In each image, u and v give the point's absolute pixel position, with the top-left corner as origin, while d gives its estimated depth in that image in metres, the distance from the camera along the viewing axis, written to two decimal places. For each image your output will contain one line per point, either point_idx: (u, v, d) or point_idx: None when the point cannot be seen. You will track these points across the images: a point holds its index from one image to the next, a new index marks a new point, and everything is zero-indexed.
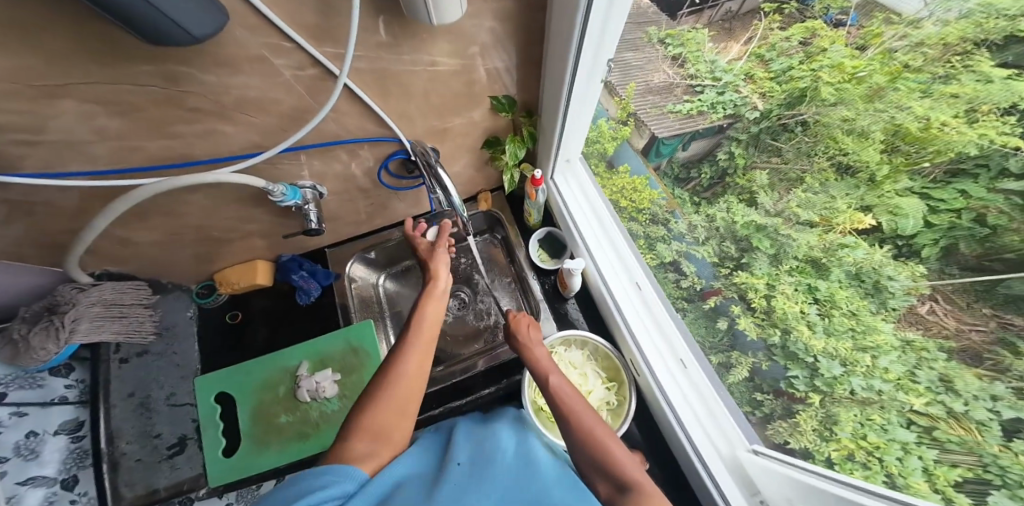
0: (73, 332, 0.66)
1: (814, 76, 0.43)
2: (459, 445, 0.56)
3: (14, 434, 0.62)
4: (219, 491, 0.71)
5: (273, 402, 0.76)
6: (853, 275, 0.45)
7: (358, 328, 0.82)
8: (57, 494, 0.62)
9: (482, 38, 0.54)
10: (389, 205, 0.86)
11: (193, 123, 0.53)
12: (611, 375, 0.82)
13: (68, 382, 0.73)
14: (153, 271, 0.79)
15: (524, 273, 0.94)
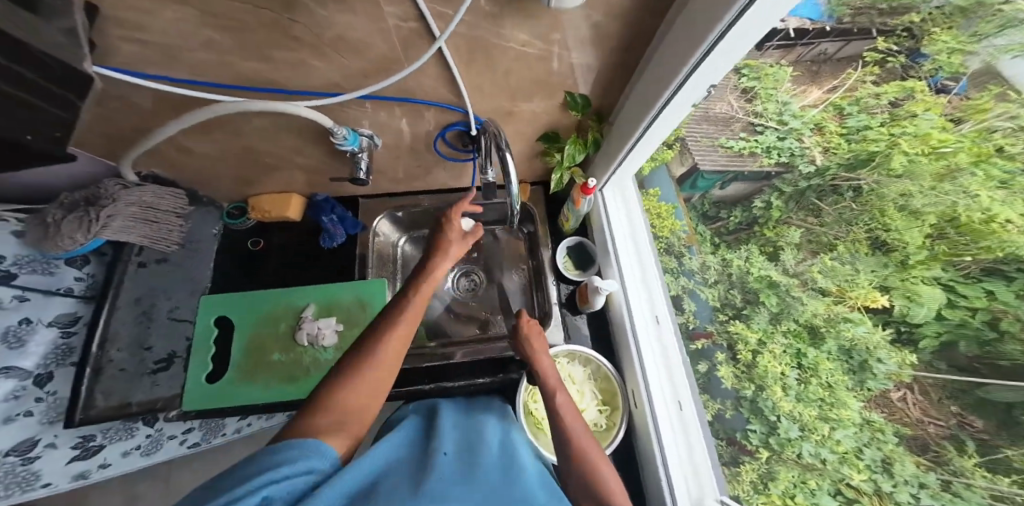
0: (99, 229, 0.59)
1: (893, 142, 0.54)
2: (443, 435, 0.51)
3: (8, 318, 0.55)
4: (190, 414, 0.67)
5: (270, 338, 0.72)
6: (844, 349, 0.56)
7: (370, 284, 0.77)
8: (26, 390, 0.56)
9: (590, 32, 0.48)
10: (432, 172, 0.81)
11: (290, 53, 0.47)
12: (605, 398, 0.72)
13: (79, 274, 0.66)
14: (193, 180, 0.73)
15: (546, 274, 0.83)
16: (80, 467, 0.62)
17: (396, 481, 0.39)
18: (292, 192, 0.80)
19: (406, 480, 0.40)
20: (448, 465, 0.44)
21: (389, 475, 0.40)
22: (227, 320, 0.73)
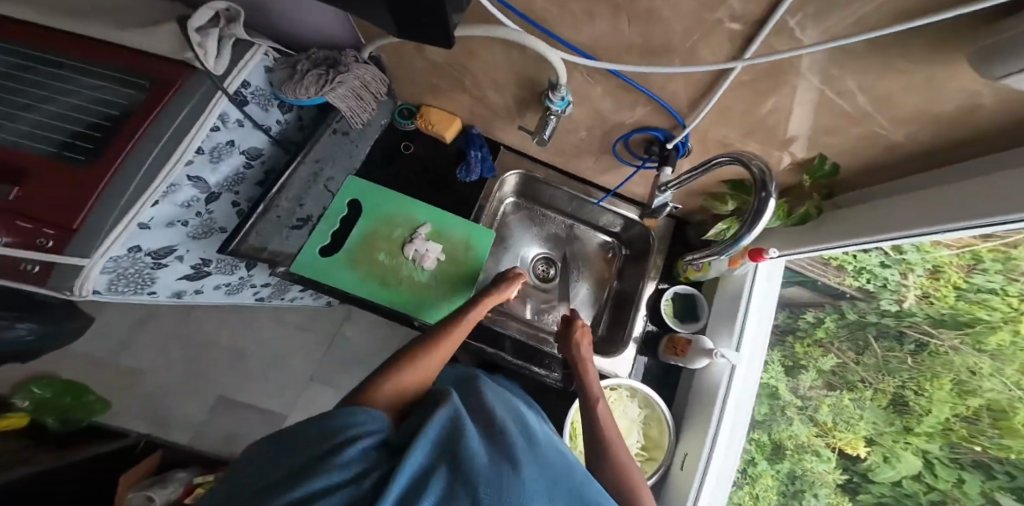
0: (329, 90, 0.57)
1: (996, 325, 0.54)
2: (516, 412, 0.40)
3: (222, 135, 0.55)
4: (292, 278, 0.65)
5: (386, 239, 0.72)
6: (791, 476, 0.67)
7: (483, 230, 0.78)
8: (197, 204, 0.55)
9: (927, 118, 0.39)
10: (594, 158, 0.76)
11: (585, 3, 0.40)
12: (648, 445, 0.72)
13: (281, 118, 0.65)
14: (399, 74, 0.70)
15: (637, 311, 0.78)
16: (189, 282, 0.64)
17: (479, 452, 0.28)
18: (457, 118, 0.77)
19: (492, 457, 0.28)
20: (537, 452, 0.32)
21: (476, 440, 0.30)
22: (355, 205, 0.73)
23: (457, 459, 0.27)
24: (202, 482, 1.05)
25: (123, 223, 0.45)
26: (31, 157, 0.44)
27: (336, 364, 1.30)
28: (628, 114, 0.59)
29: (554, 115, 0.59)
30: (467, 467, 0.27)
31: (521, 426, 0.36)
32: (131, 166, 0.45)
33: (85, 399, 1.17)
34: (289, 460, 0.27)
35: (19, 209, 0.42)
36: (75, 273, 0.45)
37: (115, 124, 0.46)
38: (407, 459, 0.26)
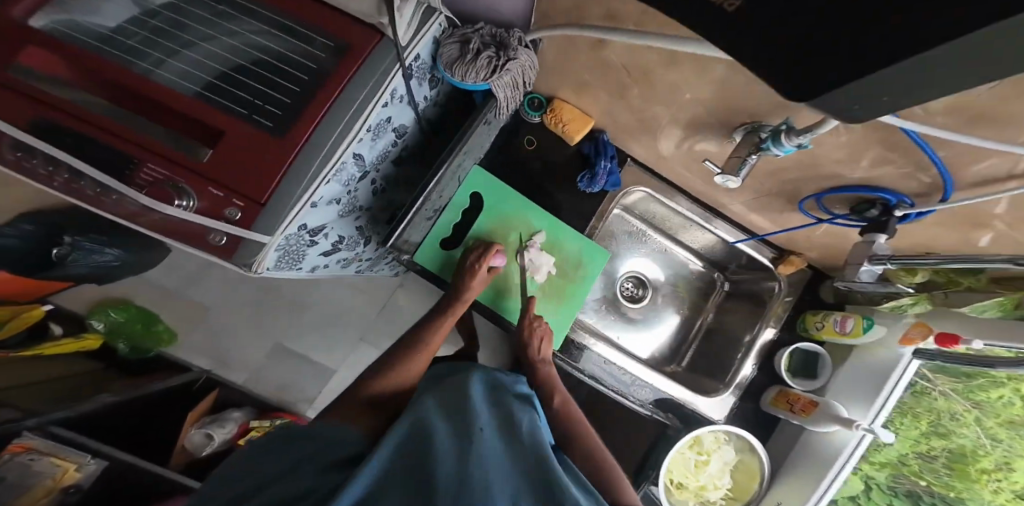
0: (496, 77, 0.55)
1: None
2: (481, 406, 0.50)
3: (386, 112, 0.53)
4: (415, 266, 0.72)
5: (503, 242, 0.74)
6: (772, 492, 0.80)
7: (596, 250, 0.77)
8: (352, 181, 0.57)
9: None
10: (741, 200, 0.68)
11: None
12: (737, 493, 0.87)
13: (428, 94, 0.65)
14: (553, 67, 0.63)
15: (746, 363, 0.85)
16: (325, 258, 0.69)
17: (424, 479, 0.39)
18: (592, 120, 0.72)
19: (432, 481, 0.39)
20: (485, 446, 0.43)
21: (405, 485, 0.40)
22: (477, 200, 0.75)
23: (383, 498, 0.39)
24: (256, 426, 1.12)
25: (304, 197, 0.47)
26: (228, 125, 0.45)
27: (386, 328, 1.30)
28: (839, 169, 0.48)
29: (755, 156, 0.47)
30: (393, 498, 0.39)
31: (481, 425, 0.46)
32: (313, 146, 0.45)
33: (155, 328, 1.24)
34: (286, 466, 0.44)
35: (214, 175, 0.45)
36: (257, 248, 0.48)
37: (304, 99, 0.46)
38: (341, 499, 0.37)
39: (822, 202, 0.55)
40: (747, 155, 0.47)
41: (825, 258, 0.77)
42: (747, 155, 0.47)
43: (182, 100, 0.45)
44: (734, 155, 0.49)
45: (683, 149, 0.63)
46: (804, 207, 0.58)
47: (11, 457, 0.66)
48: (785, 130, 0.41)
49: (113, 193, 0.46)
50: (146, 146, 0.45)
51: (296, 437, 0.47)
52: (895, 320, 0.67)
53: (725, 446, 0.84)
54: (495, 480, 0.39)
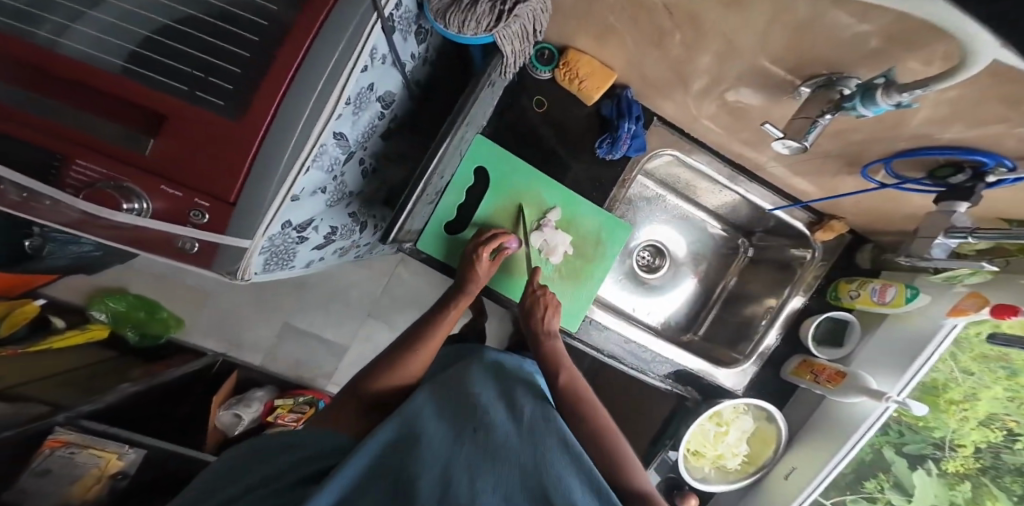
0: (502, 26, 0.45)
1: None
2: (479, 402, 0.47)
3: (366, 78, 0.43)
4: (419, 254, 0.67)
5: (513, 222, 0.68)
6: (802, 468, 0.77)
7: (617, 225, 0.71)
8: (334, 164, 0.50)
9: None
10: (786, 158, 0.61)
11: None
12: (754, 458, 0.87)
13: (414, 51, 0.54)
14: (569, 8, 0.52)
15: (772, 330, 0.80)
16: (318, 251, 0.64)
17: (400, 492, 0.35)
18: (613, 75, 0.62)
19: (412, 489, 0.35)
20: (476, 449, 0.39)
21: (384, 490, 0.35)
22: (483, 176, 0.68)
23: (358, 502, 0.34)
24: (281, 404, 1.10)
25: (280, 195, 0.40)
26: (168, 108, 0.35)
27: (392, 304, 1.27)
28: (913, 126, 0.42)
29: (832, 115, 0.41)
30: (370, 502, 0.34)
31: (474, 425, 0.42)
32: (283, 131, 0.36)
33: (158, 316, 1.17)
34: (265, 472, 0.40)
35: (165, 172, 0.37)
36: (238, 255, 0.43)
37: (262, 68, 0.35)
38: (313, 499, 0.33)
39: (892, 167, 0.50)
40: (821, 115, 0.41)
41: (870, 222, 0.70)
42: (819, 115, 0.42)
43: (99, 76, 0.34)
44: (805, 116, 0.44)
45: (722, 103, 0.54)
46: (868, 172, 0.53)
47: (51, 451, 0.72)
48: (881, 87, 0.34)
49: (46, 199, 0.38)
50: (71, 140, 0.36)
51: (277, 445, 0.44)
52: (944, 291, 0.63)
53: (744, 416, 0.84)
54: (482, 487, 0.34)
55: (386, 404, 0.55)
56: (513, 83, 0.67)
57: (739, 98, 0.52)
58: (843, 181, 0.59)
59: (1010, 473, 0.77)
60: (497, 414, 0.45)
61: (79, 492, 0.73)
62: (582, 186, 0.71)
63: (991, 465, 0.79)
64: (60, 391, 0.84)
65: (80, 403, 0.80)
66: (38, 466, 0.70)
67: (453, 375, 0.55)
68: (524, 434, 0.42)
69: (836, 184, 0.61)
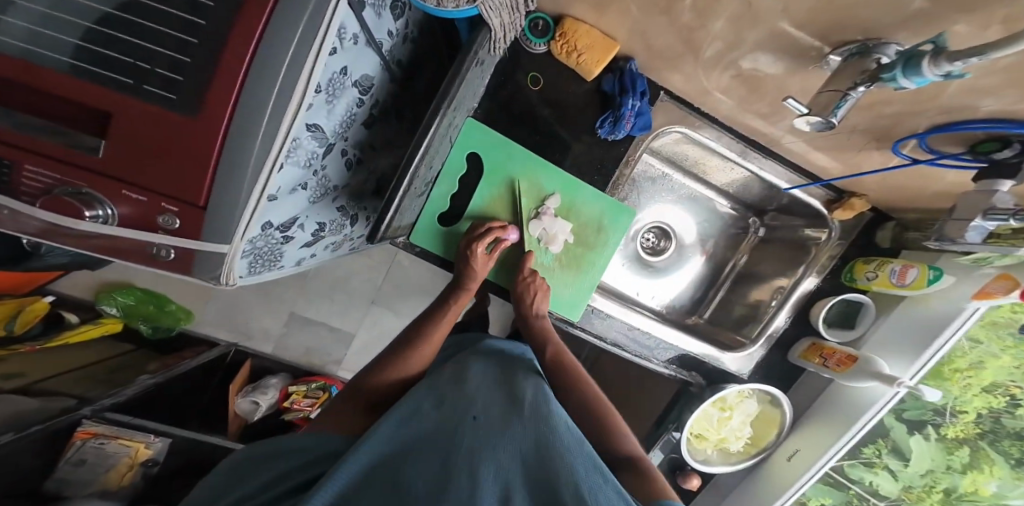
0: None
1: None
2: (477, 390, 0.44)
3: (337, 61, 0.39)
4: (412, 248, 0.65)
5: (509, 212, 0.65)
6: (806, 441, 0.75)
7: (620, 210, 0.68)
8: (314, 159, 0.47)
9: None
10: (804, 133, 0.56)
11: None
12: (757, 439, 0.87)
13: (392, 29, 0.50)
14: None
15: (781, 312, 0.77)
16: (309, 248, 0.63)
17: (401, 485, 0.31)
18: (616, 46, 0.56)
19: (416, 480, 0.32)
20: (479, 435, 0.37)
21: (387, 482, 0.32)
22: (476, 162, 0.64)
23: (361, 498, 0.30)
24: (294, 391, 1.10)
25: (253, 198, 0.37)
26: (116, 106, 0.32)
27: (395, 290, 1.26)
28: (952, 99, 0.37)
29: (865, 87, 0.37)
30: (375, 496, 0.30)
31: (475, 413, 0.40)
32: (248, 126, 0.33)
33: (167, 308, 1.15)
34: (250, 486, 0.34)
35: (123, 176, 0.34)
36: (217, 261, 0.41)
37: (213, 56, 0.31)
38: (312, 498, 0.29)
39: (926, 142, 0.46)
40: (853, 87, 0.38)
41: (895, 199, 0.65)
42: (850, 88, 0.38)
43: (32, 72, 0.30)
44: (834, 89, 0.40)
45: (736, 72, 0.49)
46: (900, 148, 0.49)
47: (82, 443, 0.72)
48: (929, 55, 0.30)
49: (5, 208, 0.36)
50: (17, 145, 0.33)
51: (261, 453, 0.37)
52: (967, 274, 0.60)
53: (749, 400, 0.83)
54: (488, 471, 0.32)
55: (386, 403, 0.50)
56: (505, 59, 0.62)
57: (754, 67, 0.47)
58: (868, 157, 0.55)
59: (1008, 437, 0.82)
60: (497, 402, 0.42)
61: (114, 478, 0.76)
62: (582, 169, 0.67)
63: (990, 430, 0.83)
64: (81, 387, 0.85)
65: (101, 397, 0.81)
66: (73, 456, 0.71)
67: (452, 367, 0.51)
68: (527, 419, 0.40)
69: (860, 161, 0.56)
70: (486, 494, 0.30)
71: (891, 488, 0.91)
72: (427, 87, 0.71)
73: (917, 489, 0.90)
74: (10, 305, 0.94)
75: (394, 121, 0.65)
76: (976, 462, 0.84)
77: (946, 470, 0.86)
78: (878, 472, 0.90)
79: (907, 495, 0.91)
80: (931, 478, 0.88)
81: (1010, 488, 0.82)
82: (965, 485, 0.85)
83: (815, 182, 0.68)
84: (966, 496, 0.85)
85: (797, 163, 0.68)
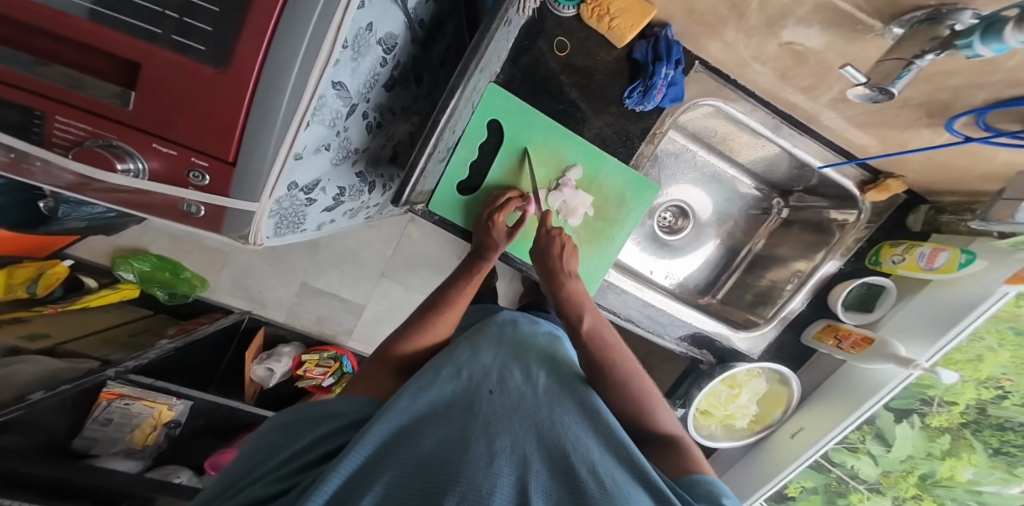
0: None
1: None
2: (492, 364, 0.45)
3: (364, 16, 0.38)
4: (430, 215, 0.64)
5: (530, 181, 0.64)
6: None
7: (642, 185, 0.66)
8: (337, 120, 0.46)
9: None
10: (847, 107, 0.54)
11: None
12: (760, 417, 0.89)
13: None
14: None
15: (799, 294, 0.76)
16: (329, 213, 0.63)
17: (421, 447, 0.31)
18: (652, 10, 0.54)
19: (437, 446, 0.31)
20: (495, 409, 0.37)
21: (410, 446, 0.31)
22: (497, 130, 0.62)
23: (386, 461, 0.30)
24: (308, 359, 1.13)
25: (281, 155, 0.37)
26: (139, 56, 0.30)
27: (404, 264, 1.26)
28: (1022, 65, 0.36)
29: (933, 54, 0.36)
30: (398, 461, 0.30)
31: (490, 387, 0.41)
32: (277, 78, 0.32)
33: (182, 275, 1.14)
34: (284, 451, 0.34)
35: (155, 130, 0.34)
36: (247, 218, 0.41)
37: (241, 3, 0.30)
38: (339, 465, 0.28)
39: (984, 120, 0.45)
40: (919, 54, 0.37)
41: (936, 182, 0.62)
42: (916, 56, 0.37)
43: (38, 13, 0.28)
44: (897, 57, 0.39)
45: (780, 39, 0.47)
46: (956, 126, 0.48)
47: (108, 403, 0.73)
48: (1012, 20, 0.29)
49: (35, 161, 0.35)
50: (41, 93, 0.31)
51: (289, 418, 0.38)
52: (1003, 259, 0.58)
53: (757, 379, 0.83)
54: (506, 440, 0.32)
55: (415, 366, 0.52)
56: (530, 21, 0.58)
57: (798, 39, 0.46)
58: (914, 135, 0.52)
59: (989, 428, 0.82)
60: (512, 376, 0.43)
61: (138, 438, 0.77)
62: (608, 141, 0.65)
63: (973, 419, 0.83)
64: (104, 349, 0.88)
65: (124, 359, 0.82)
66: (99, 416, 0.72)
67: (465, 340, 0.50)
68: (541, 397, 0.40)
69: (905, 138, 0.54)
70: (507, 458, 0.30)
71: (870, 471, 0.95)
72: (445, 50, 0.68)
73: (895, 474, 0.94)
74: (31, 268, 0.95)
75: (413, 85, 0.63)
76: (955, 451, 0.85)
77: (926, 457, 0.89)
78: (860, 456, 0.94)
79: (884, 479, 0.96)
80: (910, 464, 0.92)
81: (984, 475, 0.84)
82: (941, 470, 0.89)
83: (851, 161, 0.65)
84: (940, 480, 0.90)
85: (832, 139, 0.65)
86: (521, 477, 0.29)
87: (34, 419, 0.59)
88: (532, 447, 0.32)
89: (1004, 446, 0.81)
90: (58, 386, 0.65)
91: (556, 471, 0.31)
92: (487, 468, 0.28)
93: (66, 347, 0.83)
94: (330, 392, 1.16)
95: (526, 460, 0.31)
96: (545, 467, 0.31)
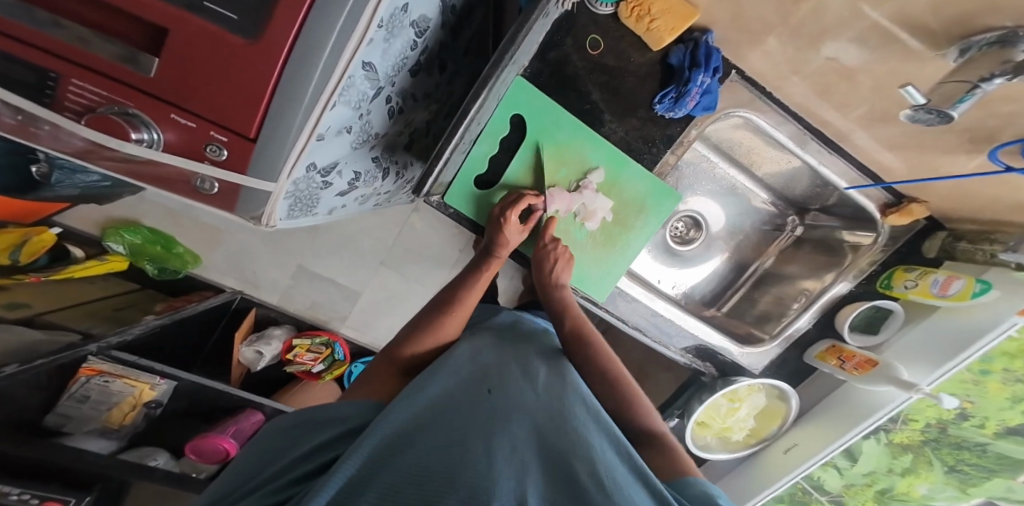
0: None
1: None
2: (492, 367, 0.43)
3: None
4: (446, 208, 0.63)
5: (551, 182, 0.63)
6: None
7: (663, 193, 0.66)
8: (362, 102, 0.43)
9: None
10: (884, 128, 0.53)
11: None
12: (759, 430, 0.90)
13: None
14: None
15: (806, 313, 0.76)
16: (341, 197, 0.60)
17: (417, 451, 0.29)
18: (696, 15, 0.50)
19: (434, 452, 0.29)
20: (494, 413, 0.35)
21: (410, 449, 0.29)
22: (520, 125, 0.60)
23: (384, 468, 0.27)
24: (299, 343, 1.10)
25: (304, 133, 0.35)
26: (169, 23, 0.28)
27: (405, 255, 1.24)
28: None
29: (1002, 79, 0.36)
30: (395, 469, 0.27)
31: (490, 391, 0.39)
32: (310, 55, 0.30)
33: (176, 251, 1.09)
34: (281, 460, 0.32)
35: (175, 100, 0.32)
36: (263, 198, 0.39)
37: None
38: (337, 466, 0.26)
39: None
40: (987, 78, 0.36)
41: (962, 207, 0.61)
42: (983, 79, 0.37)
43: None
44: (960, 80, 0.39)
45: (828, 51, 0.46)
46: (998, 154, 0.48)
47: (87, 379, 0.67)
48: None
49: (44, 123, 0.33)
50: (56, 53, 0.29)
51: (290, 423, 0.36)
52: (1017, 290, 0.59)
53: (757, 394, 0.83)
54: (506, 446, 0.30)
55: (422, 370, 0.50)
56: (564, 15, 0.54)
57: (839, 56, 0.45)
58: (949, 159, 0.52)
59: (947, 446, 0.82)
60: (513, 382, 0.41)
61: (115, 417, 0.74)
62: (633, 146, 0.63)
63: (932, 437, 0.83)
64: (84, 322, 0.84)
65: (107, 334, 0.78)
66: (76, 393, 0.66)
67: (468, 344, 0.48)
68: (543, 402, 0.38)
69: (938, 163, 0.54)
70: (507, 465, 0.28)
71: (833, 483, 0.97)
72: (470, 39, 0.65)
73: (856, 486, 0.96)
74: (15, 235, 0.90)
75: (436, 72, 0.60)
76: (914, 467, 0.88)
77: (887, 473, 0.91)
78: (827, 468, 0.94)
79: (846, 490, 0.98)
80: (871, 478, 0.94)
81: (937, 490, 0.88)
82: (899, 486, 0.92)
83: (877, 183, 0.64)
84: (896, 494, 0.93)
85: (860, 161, 0.64)
86: (522, 483, 0.27)
87: (15, 392, 0.55)
88: (532, 457, 0.30)
89: (958, 464, 0.83)
90: (33, 361, 0.59)
91: (557, 481, 0.29)
92: (486, 473, 0.26)
93: (47, 318, 0.79)
94: (319, 378, 1.15)
95: (525, 468, 0.28)
96: (545, 476, 0.29)
